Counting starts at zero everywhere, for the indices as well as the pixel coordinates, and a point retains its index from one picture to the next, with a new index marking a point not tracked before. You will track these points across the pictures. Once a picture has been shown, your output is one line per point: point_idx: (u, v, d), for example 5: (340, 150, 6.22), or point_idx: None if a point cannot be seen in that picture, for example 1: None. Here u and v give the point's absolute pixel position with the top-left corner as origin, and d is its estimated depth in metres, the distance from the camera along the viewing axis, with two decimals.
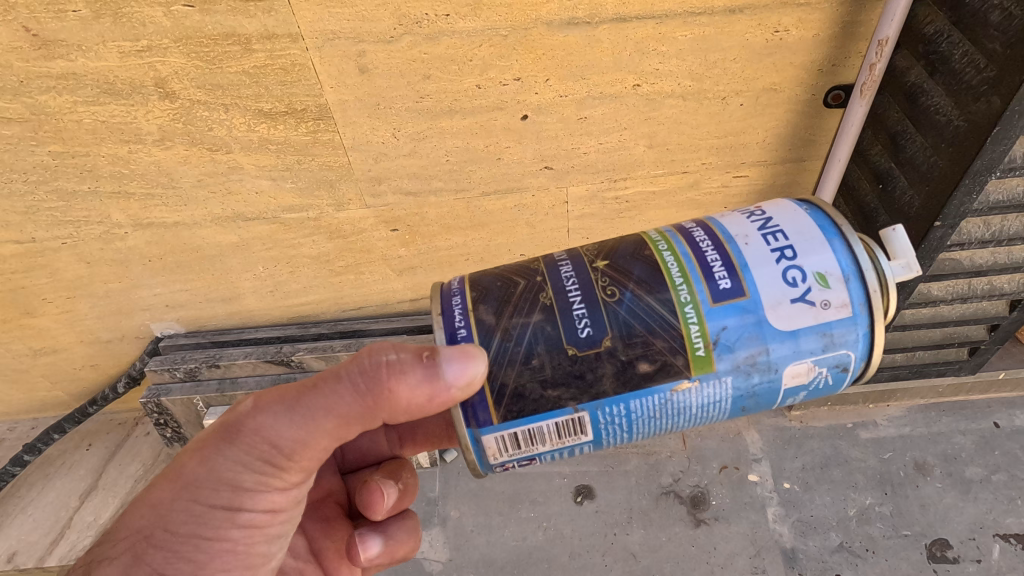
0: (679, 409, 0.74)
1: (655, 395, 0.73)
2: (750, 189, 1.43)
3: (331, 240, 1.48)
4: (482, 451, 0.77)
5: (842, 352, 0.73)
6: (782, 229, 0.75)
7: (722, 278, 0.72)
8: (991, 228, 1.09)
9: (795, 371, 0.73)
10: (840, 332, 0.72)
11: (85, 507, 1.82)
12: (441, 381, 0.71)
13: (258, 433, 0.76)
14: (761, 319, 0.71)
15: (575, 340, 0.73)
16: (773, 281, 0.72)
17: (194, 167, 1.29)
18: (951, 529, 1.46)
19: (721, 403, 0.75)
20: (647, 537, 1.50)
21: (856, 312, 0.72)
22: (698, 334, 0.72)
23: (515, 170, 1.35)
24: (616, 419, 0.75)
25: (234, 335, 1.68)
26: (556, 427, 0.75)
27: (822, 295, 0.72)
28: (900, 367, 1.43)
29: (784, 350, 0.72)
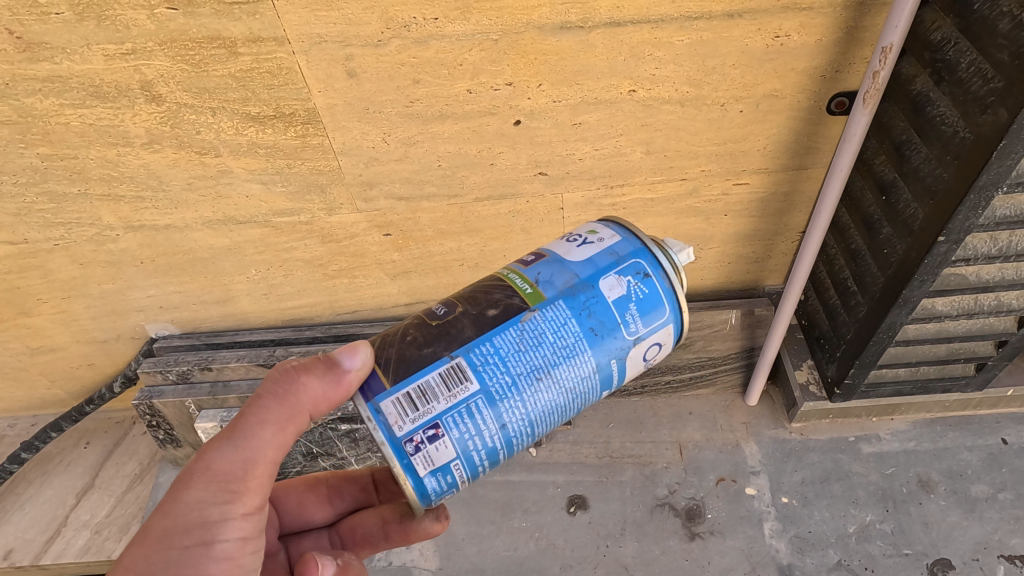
0: (539, 337, 0.80)
1: (510, 326, 0.80)
2: (750, 196, 1.40)
3: (324, 244, 1.46)
4: (386, 423, 0.76)
5: (636, 260, 0.85)
6: (565, 236, 0.94)
7: (529, 256, 0.88)
8: (998, 244, 1.05)
9: (610, 285, 0.83)
10: (623, 249, 0.86)
11: (81, 506, 1.83)
12: (340, 367, 0.79)
13: (209, 469, 0.77)
14: (562, 260, 0.85)
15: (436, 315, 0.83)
16: (561, 245, 0.88)
17: (184, 170, 1.27)
18: (954, 549, 1.41)
19: (568, 324, 0.80)
20: (640, 550, 1.48)
21: (625, 236, 0.88)
22: (522, 281, 0.84)
23: (509, 175, 1.32)
24: (490, 358, 0.78)
25: (228, 337, 1.67)
26: (440, 377, 0.78)
27: (596, 237, 0.88)
28: (904, 382, 1.39)
29: (587, 270, 0.84)
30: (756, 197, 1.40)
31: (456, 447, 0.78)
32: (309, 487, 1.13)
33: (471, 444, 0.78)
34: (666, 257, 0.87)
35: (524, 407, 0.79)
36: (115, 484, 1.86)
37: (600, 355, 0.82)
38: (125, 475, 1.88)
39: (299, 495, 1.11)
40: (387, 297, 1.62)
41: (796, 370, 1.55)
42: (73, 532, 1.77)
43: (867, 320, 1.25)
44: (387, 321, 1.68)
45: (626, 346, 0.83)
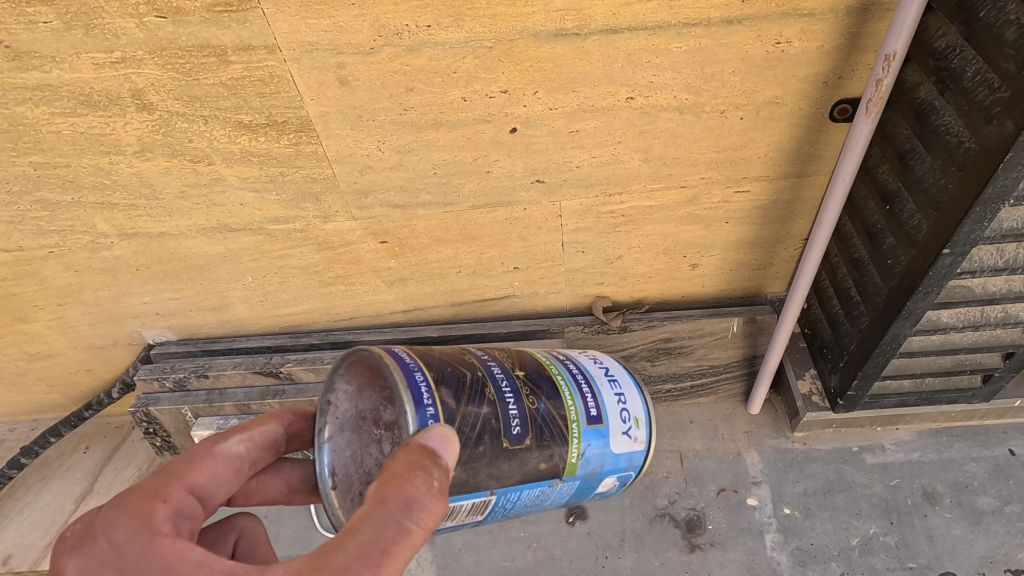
0: (543, 499, 0.90)
1: (537, 488, 0.87)
2: (752, 204, 1.37)
3: (319, 252, 1.45)
4: None
5: (631, 470, 0.95)
6: (615, 375, 0.98)
7: (591, 404, 0.91)
8: (1004, 255, 1.02)
9: (605, 482, 0.94)
10: (635, 459, 0.95)
11: (79, 511, 1.82)
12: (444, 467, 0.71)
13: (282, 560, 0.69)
14: (607, 443, 0.91)
15: (508, 433, 0.82)
16: (613, 411, 0.93)
17: (177, 178, 1.26)
18: (959, 563, 1.39)
19: (561, 493, 0.91)
20: (639, 562, 1.46)
21: (646, 447, 0.95)
22: (574, 448, 0.88)
23: (505, 183, 1.30)
24: (511, 502, 0.86)
25: (225, 344, 1.66)
26: (472, 508, 0.82)
27: (637, 431, 0.94)
28: (908, 393, 1.36)
29: (608, 465, 0.92)
30: (758, 204, 1.37)
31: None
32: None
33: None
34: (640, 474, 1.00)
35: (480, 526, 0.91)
36: (113, 489, 1.85)
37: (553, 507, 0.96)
38: (124, 480, 1.87)
39: None
40: (385, 304, 1.60)
41: (798, 379, 1.53)
42: None
43: (870, 331, 1.22)
44: (385, 328, 1.67)
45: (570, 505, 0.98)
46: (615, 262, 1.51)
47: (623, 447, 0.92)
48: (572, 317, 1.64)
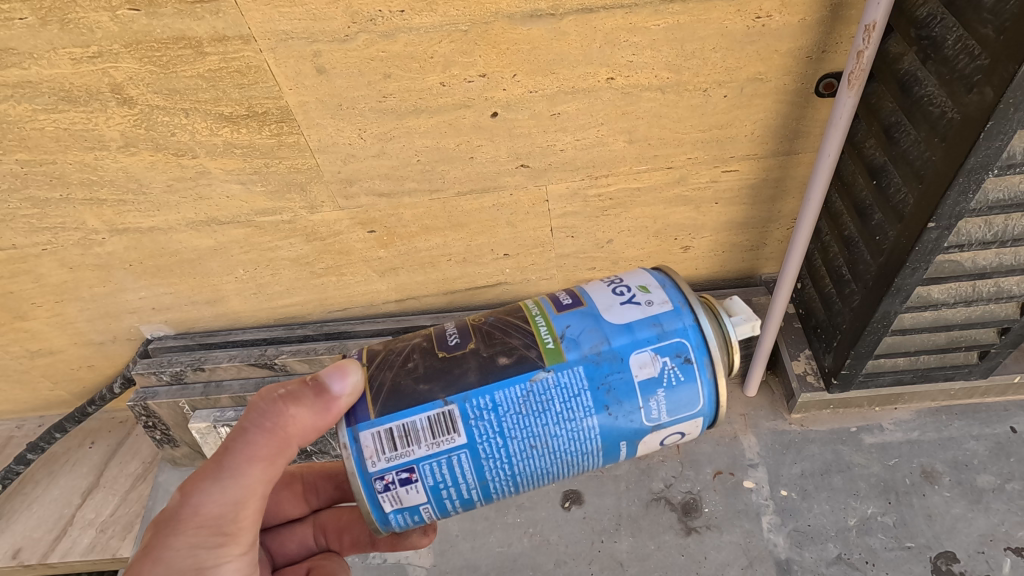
0: (544, 406, 0.81)
1: (516, 384, 0.82)
2: (742, 183, 1.36)
3: (309, 243, 1.45)
4: (360, 454, 0.81)
5: (673, 338, 0.82)
6: (623, 279, 0.90)
7: (565, 298, 0.89)
8: (993, 228, 1.00)
9: (639, 362, 0.82)
10: (666, 321, 0.84)
11: (86, 505, 1.85)
12: (329, 394, 0.83)
13: (199, 512, 0.81)
14: (599, 318, 0.85)
15: (445, 346, 0.86)
16: (603, 294, 0.88)
17: (162, 172, 1.27)
18: (958, 542, 1.37)
19: (582, 395, 0.81)
20: (635, 546, 1.46)
21: (678, 307, 0.85)
22: (548, 332, 0.84)
23: (490, 168, 1.29)
24: (484, 414, 0.81)
25: (221, 337, 1.67)
26: (429, 422, 0.81)
27: (646, 297, 0.86)
28: (903, 371, 1.35)
29: (622, 339, 0.83)
30: (747, 183, 1.36)
31: (427, 492, 0.84)
32: (286, 483, 1.14)
33: (443, 493, 0.84)
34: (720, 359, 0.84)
35: (511, 472, 0.83)
36: (119, 482, 1.88)
37: (608, 432, 0.83)
38: (129, 473, 1.90)
39: (274, 493, 1.13)
40: (377, 294, 1.61)
41: (793, 360, 1.51)
42: (80, 530, 1.80)
43: (861, 309, 1.20)
44: (378, 317, 1.67)
45: (641, 427, 0.84)
46: (605, 246, 1.50)
47: (630, 314, 0.84)
48: None
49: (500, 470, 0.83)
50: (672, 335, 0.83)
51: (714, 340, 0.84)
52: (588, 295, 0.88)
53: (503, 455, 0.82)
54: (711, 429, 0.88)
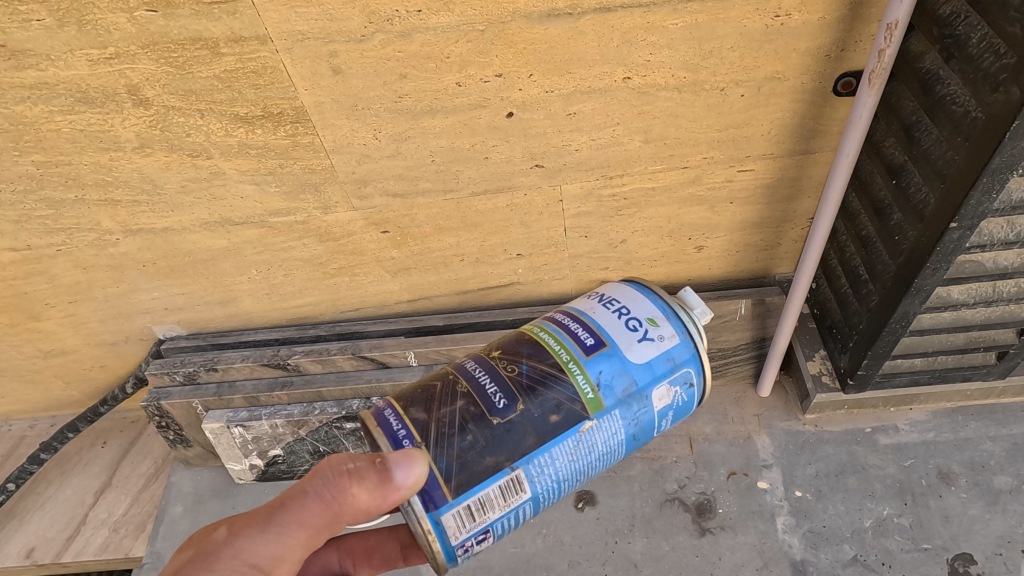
0: (591, 448, 0.91)
1: (569, 437, 0.88)
2: (757, 183, 1.35)
3: (322, 243, 1.45)
4: (444, 534, 0.83)
5: (684, 370, 0.95)
6: (624, 305, 0.97)
7: (587, 337, 0.93)
8: (1016, 228, 1.00)
9: (660, 394, 0.94)
10: (677, 355, 0.94)
11: (98, 505, 1.85)
12: (391, 483, 0.78)
13: (237, 557, 0.80)
14: (624, 360, 0.91)
15: (495, 411, 0.87)
16: (617, 328, 0.94)
17: (177, 173, 1.27)
18: (975, 544, 1.36)
19: (618, 431, 0.92)
20: (649, 547, 1.45)
21: (683, 337, 0.95)
22: (585, 382, 0.89)
23: (504, 168, 1.29)
24: (546, 471, 0.88)
25: (233, 337, 1.68)
26: (501, 490, 0.85)
27: (657, 330, 0.94)
28: (920, 371, 1.34)
29: (645, 378, 0.92)
30: (763, 183, 1.35)
31: (495, 538, 0.90)
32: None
33: (507, 534, 0.91)
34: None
35: (559, 500, 0.94)
36: (131, 482, 1.88)
37: (631, 451, 0.96)
38: (141, 473, 1.90)
39: None
40: (389, 294, 1.61)
41: (808, 360, 1.50)
42: (93, 529, 1.80)
43: (879, 309, 1.20)
44: (391, 318, 1.67)
45: (651, 437, 0.98)
46: (619, 246, 1.49)
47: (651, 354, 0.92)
48: None
49: (552, 502, 0.93)
50: (681, 366, 0.95)
51: (705, 359, 1.00)
52: (608, 333, 0.93)
53: (556, 493, 0.92)
54: None
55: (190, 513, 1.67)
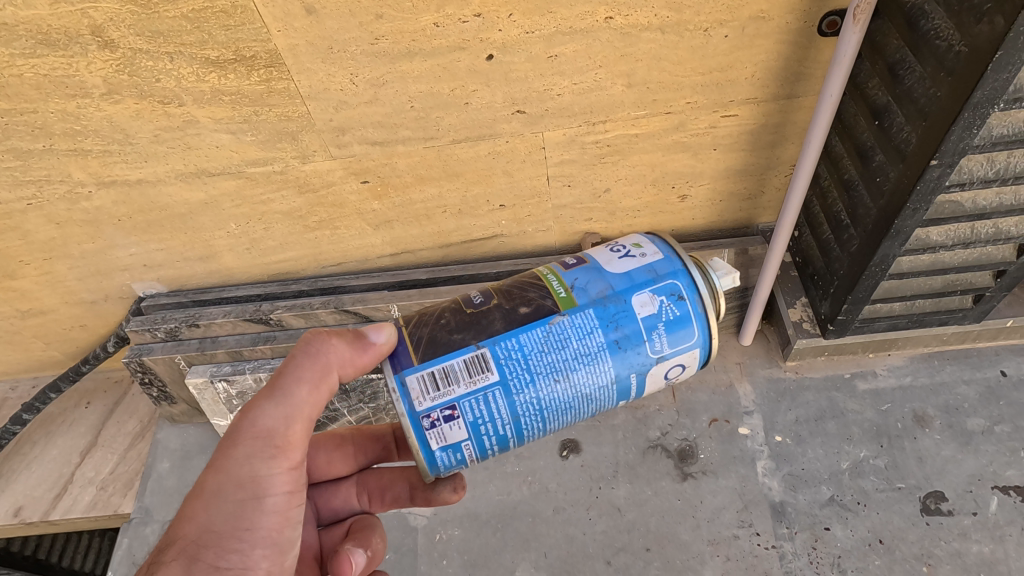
0: (562, 342, 0.85)
1: (537, 326, 0.86)
2: (741, 129, 1.34)
3: (301, 194, 1.42)
4: (407, 396, 0.84)
5: (668, 281, 0.89)
6: (617, 242, 0.96)
7: (571, 260, 0.94)
8: (995, 166, 1.00)
9: (640, 301, 0.88)
10: (661, 269, 0.90)
11: (85, 464, 1.86)
12: (369, 340, 0.88)
13: (254, 425, 0.85)
14: (600, 268, 0.90)
15: (471, 304, 0.90)
16: (601, 253, 0.94)
17: (149, 121, 1.23)
18: (948, 482, 1.41)
19: (594, 333, 0.86)
20: (633, 492, 1.49)
21: (668, 255, 0.92)
22: (558, 284, 0.90)
23: (485, 115, 1.27)
24: (513, 354, 0.85)
25: (215, 294, 1.66)
26: (465, 363, 0.85)
27: (640, 250, 0.93)
28: (899, 317, 1.35)
29: (623, 284, 0.89)
30: (746, 129, 1.34)
31: (468, 429, 0.85)
32: (337, 445, 1.16)
33: (482, 429, 0.85)
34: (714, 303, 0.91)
35: (539, 406, 0.85)
36: (117, 441, 1.88)
37: (619, 365, 0.87)
38: (127, 432, 1.90)
39: (327, 453, 1.15)
40: (372, 248, 1.59)
41: (789, 308, 1.51)
42: (81, 488, 1.81)
43: (860, 253, 1.20)
44: (374, 272, 1.66)
45: (645, 358, 0.88)
46: (602, 196, 1.48)
47: (629, 265, 0.90)
48: (563, 255, 1.62)
49: (535, 406, 0.85)
50: (666, 279, 0.90)
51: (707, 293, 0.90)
52: (589, 255, 0.94)
53: (534, 391, 0.85)
54: (704, 365, 0.93)
55: (177, 469, 1.67)
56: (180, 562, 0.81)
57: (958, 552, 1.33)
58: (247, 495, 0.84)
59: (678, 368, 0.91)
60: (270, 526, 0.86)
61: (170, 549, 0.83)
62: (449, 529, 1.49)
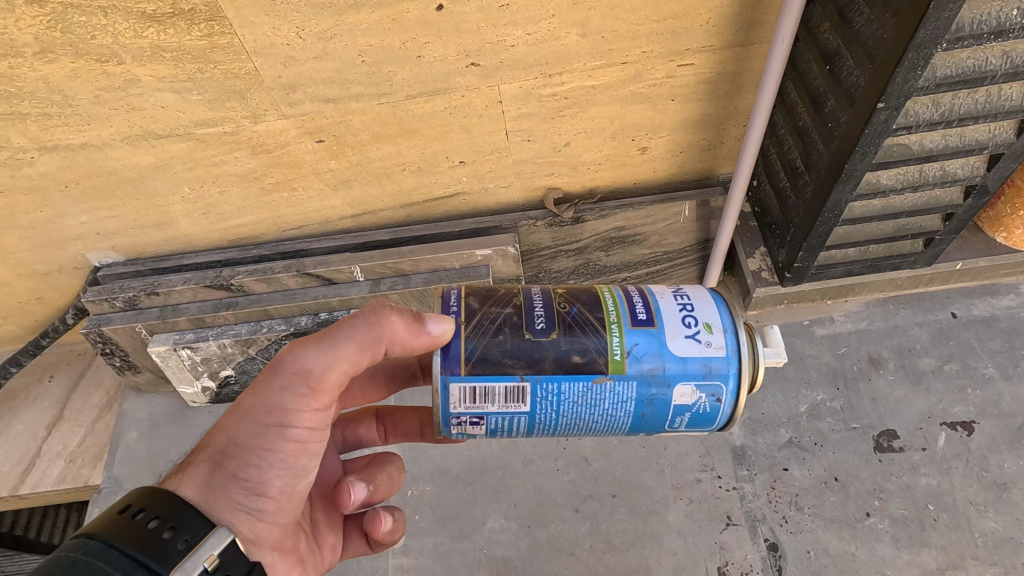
0: (596, 400, 0.90)
1: (581, 380, 0.89)
2: (698, 78, 1.33)
3: (255, 155, 1.39)
4: (446, 399, 0.89)
5: (716, 383, 0.89)
6: (694, 312, 0.92)
7: (641, 312, 0.92)
8: (940, 108, 1.01)
9: (681, 391, 0.89)
10: (717, 368, 0.89)
11: (52, 438, 1.83)
12: (423, 329, 0.86)
13: (296, 366, 0.87)
14: (662, 344, 0.89)
15: (531, 328, 0.90)
16: (673, 319, 0.91)
17: (87, 81, 1.18)
18: (900, 420, 1.47)
19: (626, 403, 0.90)
20: (599, 442, 1.52)
21: (731, 354, 0.89)
22: (617, 345, 0.89)
23: (439, 69, 1.24)
24: (550, 396, 0.89)
25: (174, 261, 1.63)
26: (505, 391, 0.89)
27: (709, 336, 0.90)
28: (853, 262, 1.38)
29: (675, 369, 0.89)
30: (703, 78, 1.33)
31: (488, 431, 0.94)
32: (369, 377, 1.17)
33: (500, 433, 0.95)
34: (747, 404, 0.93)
35: (553, 429, 0.94)
36: (84, 414, 1.86)
37: (635, 426, 0.94)
38: (94, 405, 1.88)
39: (361, 384, 1.16)
40: (332, 210, 1.57)
41: (748, 258, 1.53)
42: (49, 462, 1.79)
43: (813, 199, 1.22)
44: (336, 234, 1.64)
45: (661, 427, 0.94)
46: (563, 150, 1.47)
47: (689, 353, 0.89)
48: (525, 211, 1.62)
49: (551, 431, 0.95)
50: (718, 378, 0.89)
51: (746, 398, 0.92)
52: (661, 316, 0.91)
53: (555, 421, 0.93)
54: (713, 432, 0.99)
55: (146, 438, 1.66)
56: (207, 464, 0.89)
57: (907, 486, 1.39)
58: (272, 422, 0.87)
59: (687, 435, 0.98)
60: (287, 451, 0.88)
61: (207, 446, 0.91)
62: (421, 485, 1.52)
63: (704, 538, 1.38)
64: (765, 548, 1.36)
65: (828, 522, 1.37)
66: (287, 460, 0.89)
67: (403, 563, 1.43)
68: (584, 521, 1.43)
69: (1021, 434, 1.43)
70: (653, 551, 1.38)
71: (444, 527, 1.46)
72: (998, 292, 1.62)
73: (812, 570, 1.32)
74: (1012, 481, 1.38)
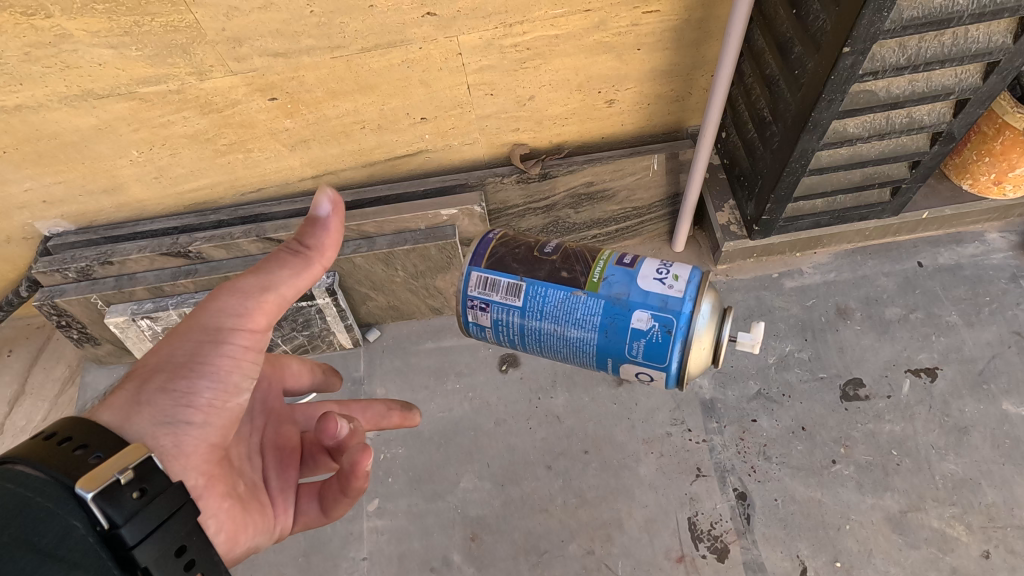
0: (570, 311, 1.04)
1: (562, 288, 1.05)
2: (663, 26, 1.29)
3: (204, 115, 1.32)
4: (466, 281, 1.10)
5: (667, 314, 0.99)
6: (671, 266, 1.03)
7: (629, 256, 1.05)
8: (907, 52, 0.99)
9: (636, 317, 1.01)
10: (671, 303, 1.00)
11: (14, 413, 1.78)
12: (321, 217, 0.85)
13: (224, 288, 0.85)
14: (632, 277, 1.02)
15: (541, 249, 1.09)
16: (648, 264, 1.03)
17: (14, 37, 1.10)
18: (865, 369, 1.49)
19: (590, 317, 1.03)
20: (571, 399, 1.53)
21: (686, 298, 1.00)
22: (597, 270, 1.04)
23: (393, 19, 1.18)
24: (537, 296, 1.06)
25: (128, 229, 1.56)
26: (508, 286, 1.07)
27: (674, 282, 1.01)
28: (821, 213, 1.37)
29: (637, 298, 1.01)
30: (669, 25, 1.29)
31: (490, 322, 1.11)
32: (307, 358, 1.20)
33: (500, 328, 1.12)
34: (707, 349, 1.03)
35: (534, 334, 1.09)
36: (46, 388, 1.81)
37: (598, 350, 1.05)
38: (56, 378, 1.83)
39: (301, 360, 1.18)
40: (291, 171, 1.52)
41: (717, 211, 1.51)
42: (11, 436, 1.73)
43: (781, 150, 1.20)
44: (297, 197, 1.59)
45: (618, 355, 1.05)
46: (527, 104, 1.43)
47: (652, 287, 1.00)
48: (492, 169, 1.58)
49: (531, 338, 1.10)
50: (670, 311, 0.99)
51: (707, 340, 1.02)
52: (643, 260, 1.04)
53: (540, 325, 1.07)
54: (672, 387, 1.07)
55: None
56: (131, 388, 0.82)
57: (872, 433, 1.42)
58: (207, 337, 0.84)
59: (648, 377, 1.07)
60: (221, 365, 0.84)
61: (134, 372, 0.84)
62: (393, 447, 1.51)
63: (674, 490, 1.40)
64: (734, 497, 1.38)
65: (795, 471, 1.39)
66: (221, 377, 0.85)
67: (377, 525, 1.43)
68: (556, 477, 1.44)
69: (982, 380, 1.45)
70: (624, 505, 1.40)
71: (417, 488, 1.46)
72: (963, 240, 1.63)
73: (778, 518, 1.35)
74: (973, 425, 1.41)
